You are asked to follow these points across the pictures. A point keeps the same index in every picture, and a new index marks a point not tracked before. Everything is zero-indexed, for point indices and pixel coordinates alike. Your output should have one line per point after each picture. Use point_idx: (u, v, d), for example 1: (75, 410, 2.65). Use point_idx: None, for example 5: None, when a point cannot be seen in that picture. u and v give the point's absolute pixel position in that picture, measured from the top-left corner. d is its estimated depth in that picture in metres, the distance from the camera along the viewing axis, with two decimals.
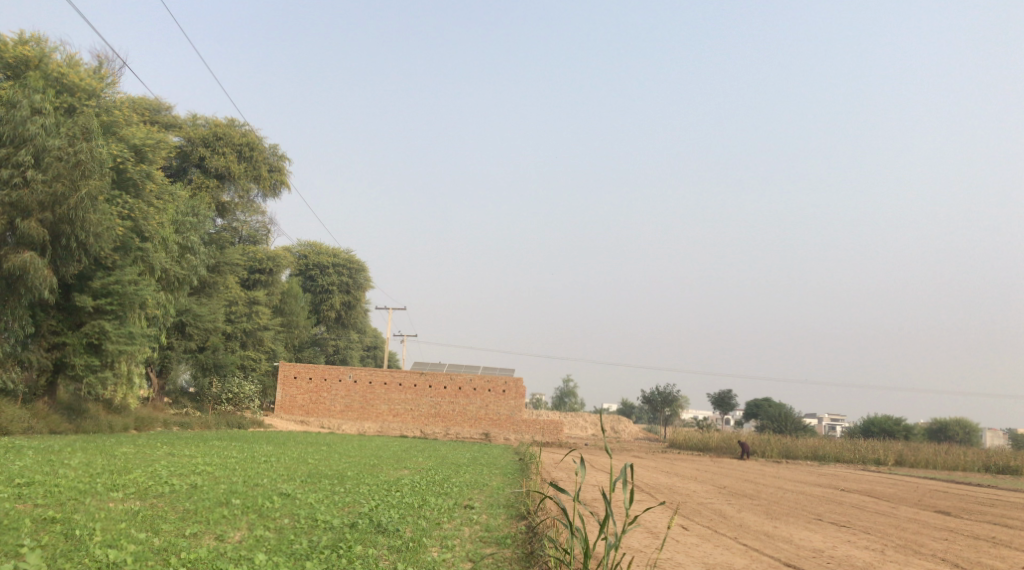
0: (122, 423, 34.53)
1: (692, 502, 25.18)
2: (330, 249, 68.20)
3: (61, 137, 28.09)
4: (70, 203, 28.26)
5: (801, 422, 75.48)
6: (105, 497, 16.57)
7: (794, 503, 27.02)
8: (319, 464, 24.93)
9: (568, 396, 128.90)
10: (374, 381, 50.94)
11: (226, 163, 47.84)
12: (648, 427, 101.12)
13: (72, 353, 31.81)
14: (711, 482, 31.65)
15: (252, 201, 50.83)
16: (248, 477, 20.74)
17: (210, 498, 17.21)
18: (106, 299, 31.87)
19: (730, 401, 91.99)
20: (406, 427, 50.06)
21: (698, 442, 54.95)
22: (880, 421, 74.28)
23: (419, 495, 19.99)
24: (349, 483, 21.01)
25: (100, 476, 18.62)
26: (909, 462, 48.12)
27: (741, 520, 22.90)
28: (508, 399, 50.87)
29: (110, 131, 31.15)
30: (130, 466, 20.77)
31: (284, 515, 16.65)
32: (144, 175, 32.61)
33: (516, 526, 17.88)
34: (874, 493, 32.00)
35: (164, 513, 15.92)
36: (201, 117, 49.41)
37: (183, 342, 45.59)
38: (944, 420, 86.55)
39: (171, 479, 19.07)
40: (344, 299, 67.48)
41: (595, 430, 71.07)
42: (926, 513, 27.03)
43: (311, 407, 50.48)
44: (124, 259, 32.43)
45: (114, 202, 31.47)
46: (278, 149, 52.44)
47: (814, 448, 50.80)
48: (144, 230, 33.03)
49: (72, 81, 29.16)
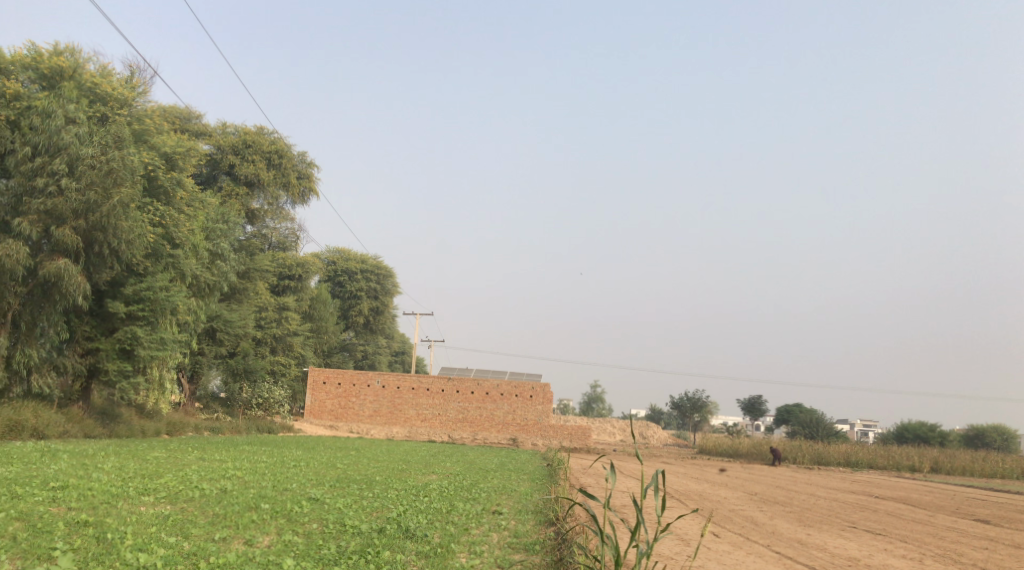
0: (155, 428, 34.82)
1: (723, 509, 24.97)
2: (358, 255, 68.52)
3: (95, 146, 28.47)
4: (103, 211, 28.58)
5: (834, 428, 74.71)
6: (136, 501, 16.70)
7: (828, 511, 26.72)
8: (348, 469, 25.00)
9: (597, 402, 128.42)
10: (402, 387, 51.10)
11: (256, 171, 48.25)
12: (677, 433, 100.54)
13: (105, 358, 32.18)
14: (742, 489, 31.37)
15: (281, 208, 51.20)
16: (277, 481, 20.84)
17: (239, 502, 17.32)
18: (138, 305, 32.19)
19: (761, 407, 91.23)
20: (434, 432, 50.12)
21: (729, 448, 54.56)
22: (914, 427, 73.44)
23: (447, 500, 19.99)
24: (377, 488, 21.04)
25: (132, 480, 18.79)
26: (945, 469, 47.49)
27: (774, 528, 22.69)
28: (536, 404, 50.76)
29: (142, 139, 31.50)
30: (161, 470, 20.97)
31: (313, 520, 16.70)
32: (175, 183, 32.94)
33: (545, 532, 17.84)
34: (909, 500, 31.62)
35: (194, 517, 16.02)
36: (231, 125, 49.85)
37: (214, 348, 46.04)
38: (981, 426, 85.36)
39: (201, 483, 19.18)
40: (373, 305, 67.75)
41: (624, 436, 70.73)
42: (964, 521, 26.66)
43: (340, 412, 50.69)
44: (155, 266, 32.80)
45: (145, 210, 31.81)
46: (307, 156, 52.81)
47: (847, 454, 50.26)
48: (175, 237, 33.37)
49: (105, 91, 29.52)
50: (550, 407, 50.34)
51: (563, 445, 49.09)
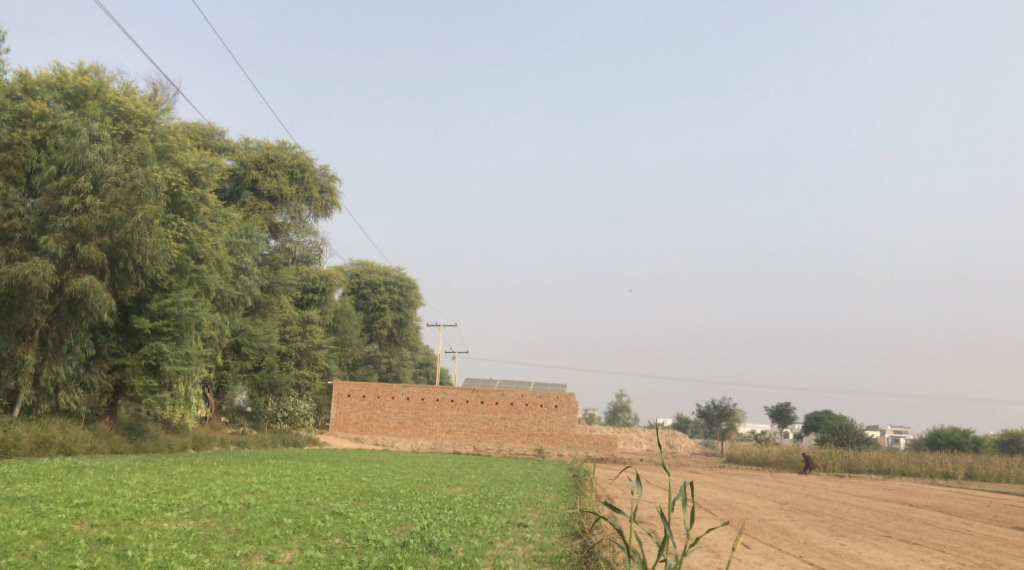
0: (181, 443, 34.91)
1: (754, 519, 24.62)
2: (381, 267, 68.68)
3: (119, 163, 28.60)
4: (127, 227, 28.67)
5: (864, 434, 73.86)
6: (159, 517, 16.67)
7: (861, 520, 26.28)
8: (373, 482, 24.88)
9: (623, 411, 127.75)
10: (426, 398, 50.97)
11: (278, 185, 48.45)
12: (705, 441, 99.81)
13: (131, 374, 32.38)
14: (772, 498, 30.93)
15: (304, 222, 51.27)
16: (301, 495, 20.77)
17: (262, 517, 17.24)
18: (163, 321, 32.30)
19: (789, 414, 90.34)
20: (459, 443, 49.96)
21: (757, 456, 54.01)
22: (947, 432, 72.50)
23: (472, 513, 19.81)
24: (401, 501, 20.89)
25: (156, 496, 18.76)
26: (979, 475, 46.73)
27: (806, 538, 22.33)
28: (561, 414, 50.49)
29: (165, 156, 31.64)
30: (185, 485, 20.93)
31: (335, 534, 16.57)
32: (198, 199, 33.07)
33: (571, 545, 17.63)
34: (944, 508, 31.10)
35: (216, 533, 15.94)
36: (253, 140, 50.13)
37: (239, 362, 46.22)
38: (1015, 431, 84.13)
39: (224, 498, 19.13)
40: (396, 317, 67.83)
41: (651, 445, 70.18)
42: (1002, 529, 26.12)
43: (365, 425, 50.68)
44: (179, 281, 32.89)
45: (169, 226, 31.92)
46: (328, 170, 52.98)
47: (878, 460, 49.58)
48: (199, 252, 33.46)
49: (129, 108, 29.68)
50: (575, 417, 50.06)
51: (589, 455, 48.79)
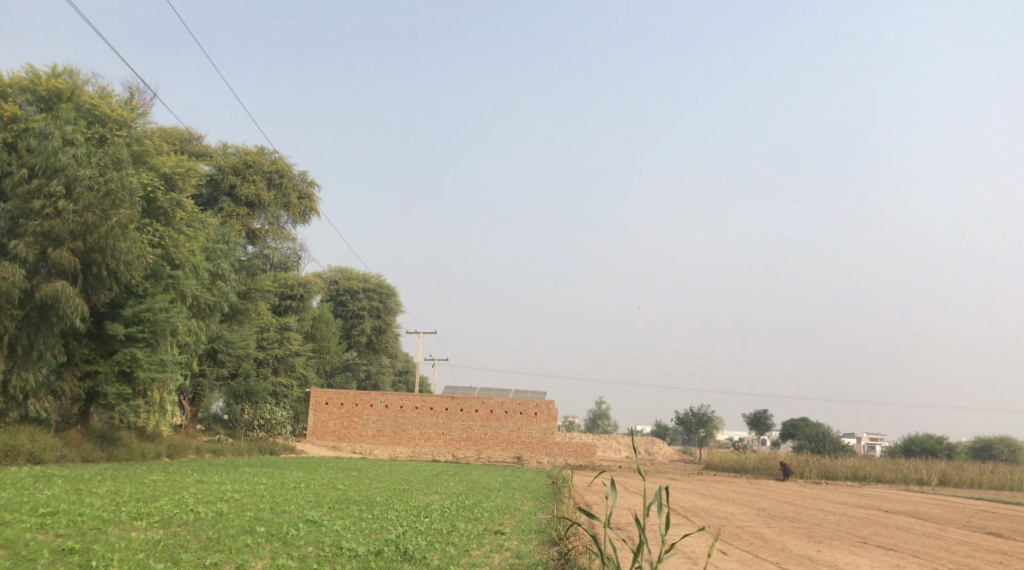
0: (155, 451, 34.42)
1: (731, 526, 24.51)
2: (360, 274, 68.31)
3: (93, 167, 28.23)
4: (100, 232, 28.31)
5: (840, 442, 74.20)
6: (128, 526, 16.34)
7: (837, 526, 26.25)
8: (349, 490, 24.59)
9: (602, 419, 127.81)
10: (405, 406, 50.61)
11: (256, 191, 48.05)
12: (683, 449, 99.97)
13: (104, 381, 31.88)
14: (750, 505, 30.85)
15: (282, 227, 50.89)
16: (275, 503, 20.46)
17: (234, 526, 16.93)
18: (138, 327, 31.88)
19: (767, 421, 90.63)
20: (438, 451, 49.66)
21: (735, 463, 54.06)
22: (922, 439, 72.99)
23: (448, 521, 19.57)
24: (377, 509, 20.64)
25: (126, 505, 18.40)
26: (953, 482, 46.99)
27: (783, 544, 22.25)
28: (540, 421, 50.32)
29: (141, 161, 31.26)
30: (157, 494, 20.56)
31: (309, 543, 16.31)
32: (174, 204, 32.67)
33: (548, 553, 17.44)
34: (919, 514, 31.15)
35: (186, 542, 15.64)
36: (231, 146, 49.68)
37: (215, 369, 45.71)
38: (988, 438, 84.93)
39: (196, 507, 18.81)
40: (375, 324, 67.46)
41: (629, 452, 70.08)
42: (976, 535, 26.18)
43: (343, 433, 50.29)
44: (154, 287, 32.45)
45: (144, 231, 31.51)
46: (307, 175, 52.60)
47: (854, 467, 49.73)
48: (174, 257, 33.03)
49: (105, 112, 29.29)
50: (554, 425, 49.88)
51: (568, 462, 48.62)
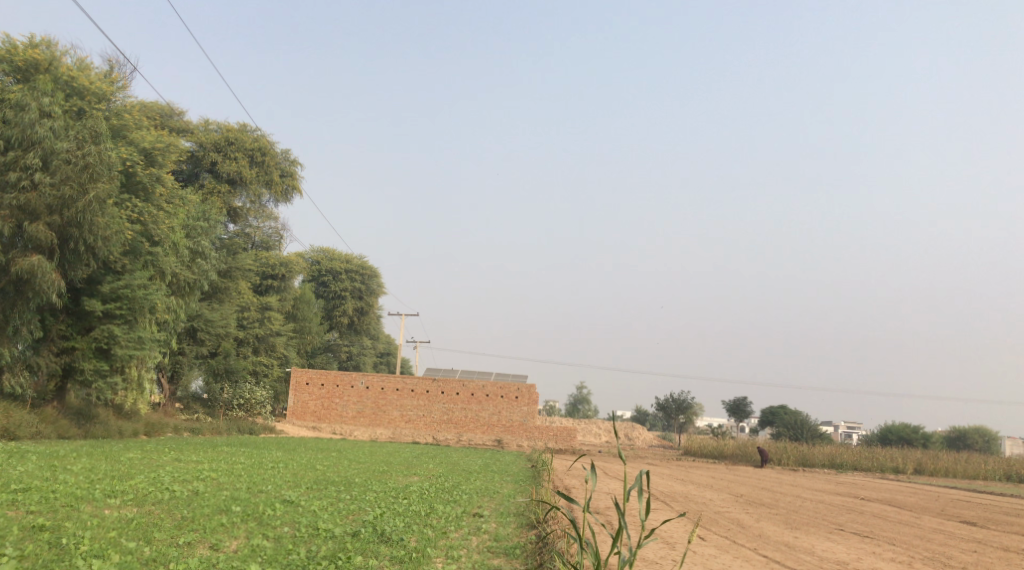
0: (133, 429, 34.12)
1: (709, 511, 24.57)
2: (342, 254, 67.89)
3: (70, 140, 27.76)
4: (78, 206, 27.91)
5: (818, 430, 74.74)
6: (101, 504, 16.13)
7: (814, 513, 26.36)
8: (328, 470, 24.45)
9: (583, 403, 128.17)
10: (386, 388, 50.43)
11: (238, 168, 47.55)
12: (664, 435, 100.29)
13: (81, 357, 31.50)
14: (727, 490, 30.96)
15: (263, 206, 50.52)
16: (253, 483, 20.27)
17: (209, 505, 16.74)
18: (116, 303, 31.53)
19: (746, 409, 91.09)
20: (418, 433, 49.53)
21: (713, 450, 54.31)
22: (898, 429, 73.66)
23: (427, 503, 19.46)
24: (355, 490, 20.50)
25: (101, 482, 18.15)
26: (928, 471, 47.41)
27: (760, 530, 22.28)
28: (521, 405, 50.32)
29: (120, 135, 30.83)
30: (133, 471, 20.32)
31: (285, 523, 16.14)
32: (154, 179, 32.20)
33: (526, 536, 17.38)
34: (894, 502, 31.35)
35: (160, 520, 15.45)
36: (213, 122, 49.16)
37: (194, 347, 45.33)
38: (963, 428, 85.89)
39: (172, 485, 18.60)
40: (357, 305, 67.15)
41: (609, 437, 70.23)
42: (951, 523, 26.38)
43: (323, 413, 50.04)
44: (133, 264, 32.01)
45: (122, 206, 31.08)
46: (290, 154, 52.14)
47: (831, 455, 50.02)
48: (154, 234, 32.60)
49: (83, 85, 28.85)
50: (535, 408, 49.88)
51: (548, 446, 48.67)
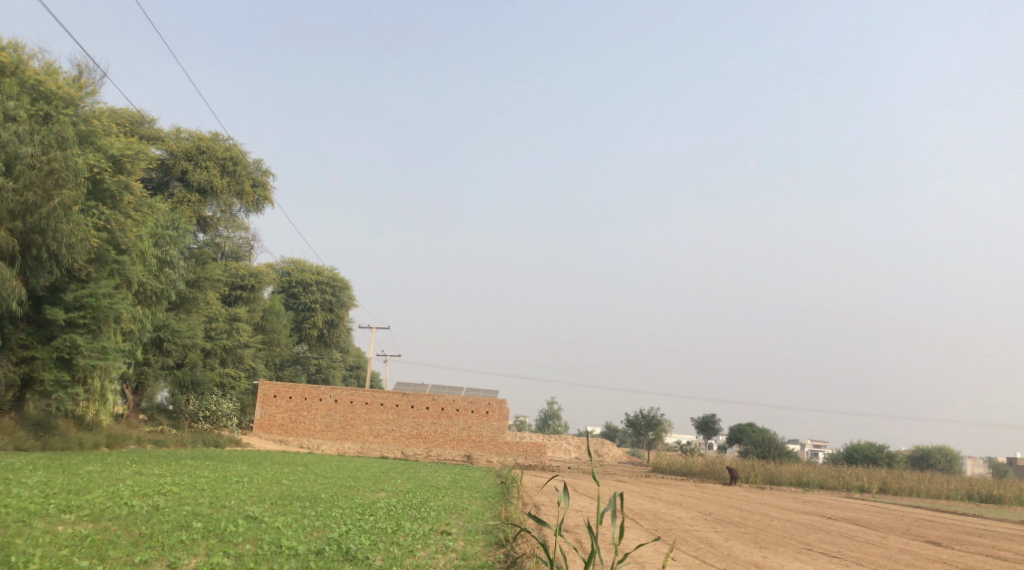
0: (93, 440, 33.40)
1: (678, 530, 24.37)
2: (313, 266, 67.29)
3: (35, 145, 27.19)
4: (42, 212, 27.35)
5: (785, 447, 74.98)
6: (56, 520, 15.63)
7: (781, 532, 26.28)
8: (292, 485, 23.99)
9: (553, 419, 127.82)
10: (355, 401, 49.88)
11: (209, 177, 46.94)
12: (632, 452, 100.23)
13: (41, 367, 30.82)
14: (696, 508, 30.80)
15: (234, 216, 49.91)
16: (215, 498, 19.79)
17: (168, 521, 16.28)
18: (79, 312, 30.91)
19: (715, 426, 91.26)
20: (387, 448, 49.00)
21: (682, 466, 54.25)
22: (863, 448, 74.10)
23: (394, 519, 19.09)
24: (321, 506, 20.10)
25: (56, 497, 17.60)
26: (893, 489, 47.63)
27: (729, 550, 22.08)
28: (491, 421, 49.97)
29: (88, 141, 30.26)
30: (91, 485, 19.75)
31: (247, 540, 15.72)
32: (122, 187, 31.60)
33: (494, 555, 17.09)
34: (861, 521, 31.36)
35: (116, 537, 14.98)
36: (184, 130, 48.57)
37: (160, 358, 44.57)
38: (926, 447, 86.65)
39: (131, 500, 18.09)
40: (327, 318, 66.55)
41: (578, 453, 69.97)
42: (916, 543, 26.40)
43: (290, 426, 49.34)
44: (98, 272, 31.41)
45: (88, 213, 30.46)
46: (262, 164, 51.60)
47: (798, 473, 50.10)
48: (122, 242, 31.97)
49: (50, 89, 28.26)
50: (506, 424, 49.55)
51: (517, 462, 48.35)
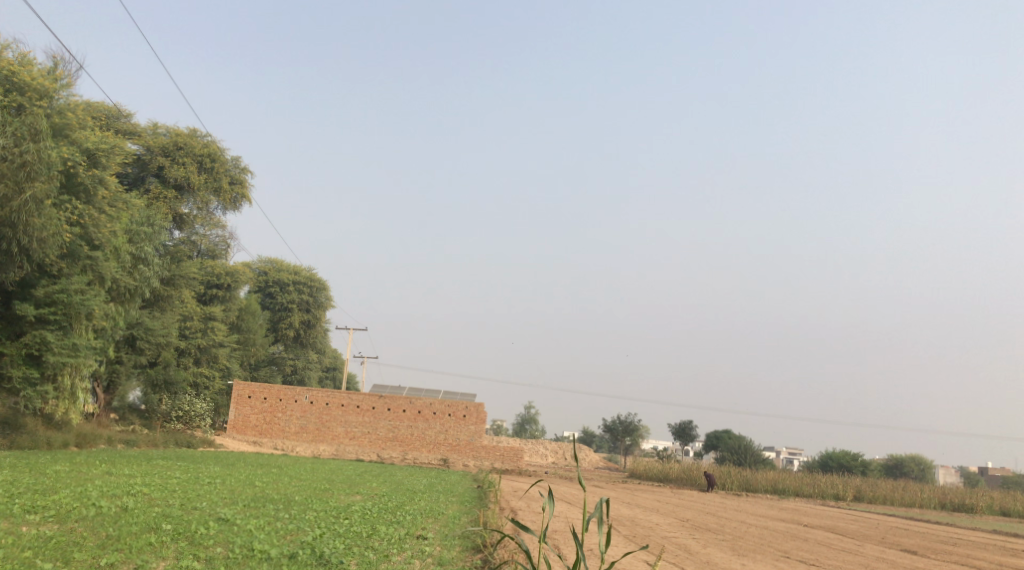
0: (62, 439, 32.75)
1: (656, 536, 24.14)
2: (291, 266, 66.64)
3: (8, 136, 26.57)
4: (13, 206, 26.74)
5: (761, 454, 75.10)
6: (20, 521, 15.16)
7: (759, 539, 26.09)
8: (266, 487, 23.54)
9: (529, 423, 127.40)
10: (331, 403, 49.34)
11: (186, 174, 46.31)
12: (609, 457, 100.10)
13: (10, 364, 30.13)
14: (673, 514, 30.63)
15: (211, 214, 49.25)
16: (186, 499, 19.36)
17: (137, 522, 15.82)
18: (50, 308, 30.30)
19: (692, 432, 91.33)
20: (362, 451, 48.54)
21: (658, 473, 54.13)
22: (839, 456, 74.38)
23: (369, 523, 18.71)
24: (295, 509, 19.72)
25: (22, 497, 17.10)
26: (868, 497, 47.68)
27: (708, 557, 21.82)
28: (468, 424, 49.61)
29: (62, 134, 29.60)
30: (59, 485, 19.23)
31: (218, 543, 15.30)
32: (96, 181, 30.98)
33: (471, 561, 16.78)
34: (837, 529, 31.26)
35: (82, 539, 14.52)
36: (161, 126, 47.90)
37: (133, 357, 43.91)
38: (900, 456, 87.10)
39: (99, 501, 17.61)
40: (304, 318, 65.97)
41: (555, 458, 69.68)
42: (893, 551, 26.30)
43: (264, 428, 48.71)
44: (70, 268, 30.79)
45: (61, 208, 29.83)
46: (240, 161, 50.99)
47: (774, 480, 50.09)
48: (94, 238, 31.35)
49: (23, 80, 27.68)
50: (482, 427, 49.23)
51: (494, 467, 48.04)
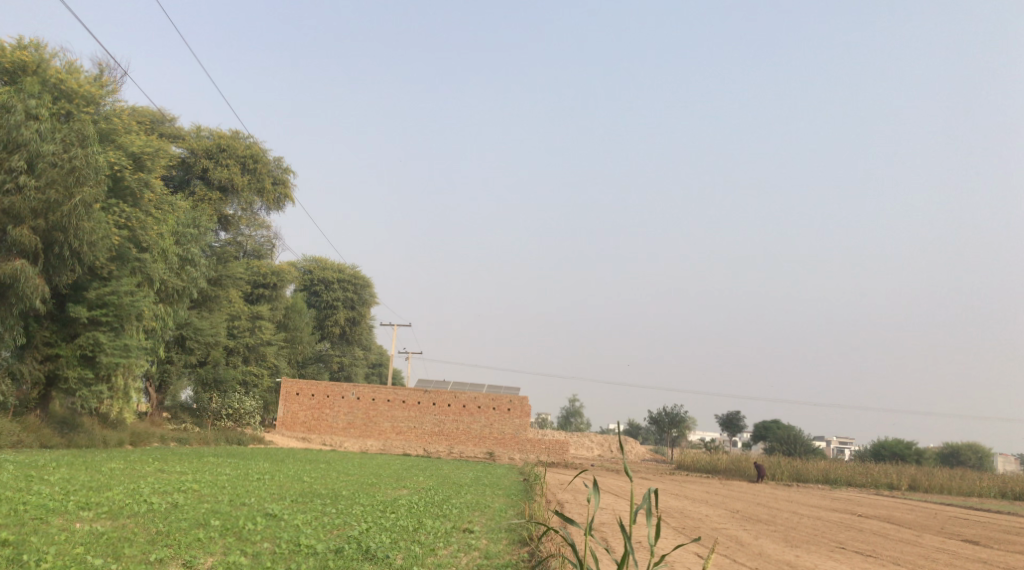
0: (117, 438, 33.37)
1: (706, 527, 23.95)
2: (334, 264, 67.14)
3: (56, 142, 27.12)
4: (64, 210, 27.29)
5: (812, 444, 74.25)
6: (74, 517, 15.49)
7: (812, 530, 25.74)
8: (315, 482, 23.80)
9: (575, 417, 127.06)
10: (377, 398, 49.72)
11: (230, 175, 46.87)
12: (656, 449, 99.50)
13: (65, 365, 30.77)
14: (723, 506, 30.37)
15: (255, 215, 49.86)
16: (235, 495, 19.66)
17: (187, 519, 16.08)
18: (101, 310, 30.82)
19: (739, 422, 90.50)
20: (409, 445, 48.83)
21: (707, 464, 53.77)
22: (892, 444, 73.29)
23: (415, 517, 18.81)
24: (343, 503, 19.90)
25: (76, 494, 17.48)
26: (922, 487, 46.87)
27: (760, 548, 21.61)
28: (513, 417, 49.70)
29: (108, 139, 30.13)
30: (112, 482, 19.66)
31: (265, 538, 15.48)
32: (142, 184, 31.46)
33: (517, 554, 16.79)
34: (892, 519, 30.74)
35: (133, 535, 14.79)
36: (205, 128, 48.56)
37: (183, 356, 44.57)
38: (956, 444, 85.55)
39: (151, 497, 17.93)
40: (349, 315, 66.48)
41: (601, 451, 69.46)
42: (952, 541, 25.79)
43: (313, 424, 49.24)
44: (120, 270, 31.32)
45: (108, 211, 30.33)
46: (283, 162, 51.51)
47: (825, 470, 49.47)
48: (142, 240, 31.84)
49: (71, 88, 28.19)
50: (527, 421, 49.29)
51: (540, 459, 48.03)
